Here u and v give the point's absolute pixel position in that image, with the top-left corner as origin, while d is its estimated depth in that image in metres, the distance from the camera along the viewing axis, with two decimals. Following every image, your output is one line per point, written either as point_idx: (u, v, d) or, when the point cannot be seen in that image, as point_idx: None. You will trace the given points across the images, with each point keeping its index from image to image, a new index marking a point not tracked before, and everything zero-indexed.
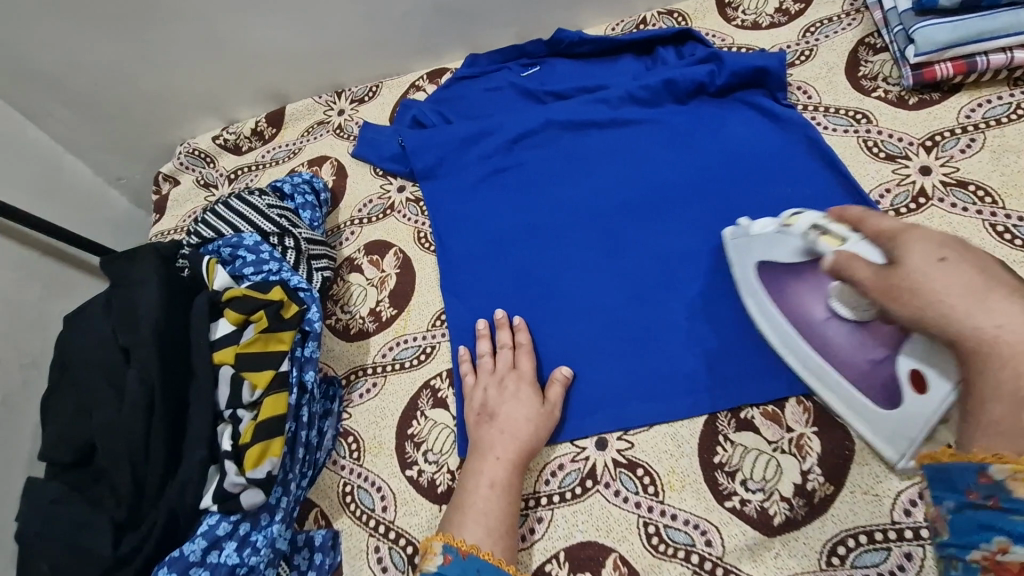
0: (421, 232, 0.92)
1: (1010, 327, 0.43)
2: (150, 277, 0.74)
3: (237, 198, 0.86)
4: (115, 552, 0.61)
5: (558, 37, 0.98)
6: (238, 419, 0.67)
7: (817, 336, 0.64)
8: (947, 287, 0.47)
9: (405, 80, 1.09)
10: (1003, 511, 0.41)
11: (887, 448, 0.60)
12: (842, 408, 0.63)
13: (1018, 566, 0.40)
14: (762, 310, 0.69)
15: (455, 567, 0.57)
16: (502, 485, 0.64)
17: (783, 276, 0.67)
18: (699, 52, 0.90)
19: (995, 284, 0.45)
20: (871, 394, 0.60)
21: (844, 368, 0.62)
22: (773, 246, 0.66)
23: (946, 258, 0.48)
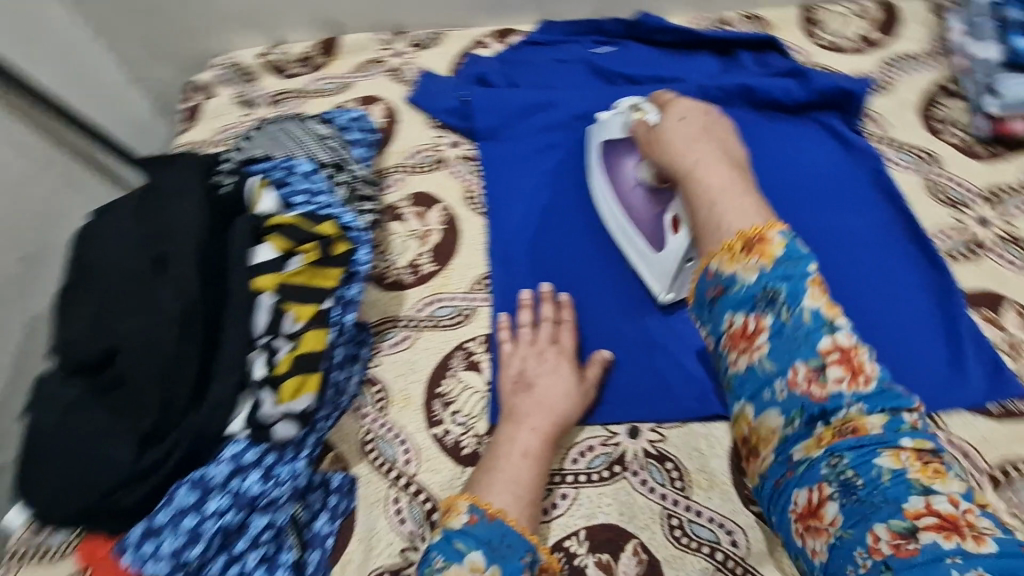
0: (471, 192, 0.90)
1: (706, 164, 0.65)
2: (193, 190, 0.71)
3: (289, 124, 0.82)
4: (137, 464, 0.58)
5: (641, 20, 0.97)
6: (274, 348, 0.64)
7: (625, 198, 0.80)
8: (674, 136, 0.70)
9: (472, 33, 1.06)
10: (727, 291, 0.56)
11: (656, 284, 0.76)
12: (633, 255, 0.79)
13: (745, 331, 0.55)
14: (596, 182, 0.84)
15: (482, 528, 0.57)
16: (535, 454, 0.63)
17: (613, 154, 0.82)
18: (781, 65, 0.91)
19: (706, 135, 0.69)
20: (650, 241, 0.77)
21: (638, 223, 0.78)
22: (605, 129, 0.82)
23: (685, 119, 0.71)
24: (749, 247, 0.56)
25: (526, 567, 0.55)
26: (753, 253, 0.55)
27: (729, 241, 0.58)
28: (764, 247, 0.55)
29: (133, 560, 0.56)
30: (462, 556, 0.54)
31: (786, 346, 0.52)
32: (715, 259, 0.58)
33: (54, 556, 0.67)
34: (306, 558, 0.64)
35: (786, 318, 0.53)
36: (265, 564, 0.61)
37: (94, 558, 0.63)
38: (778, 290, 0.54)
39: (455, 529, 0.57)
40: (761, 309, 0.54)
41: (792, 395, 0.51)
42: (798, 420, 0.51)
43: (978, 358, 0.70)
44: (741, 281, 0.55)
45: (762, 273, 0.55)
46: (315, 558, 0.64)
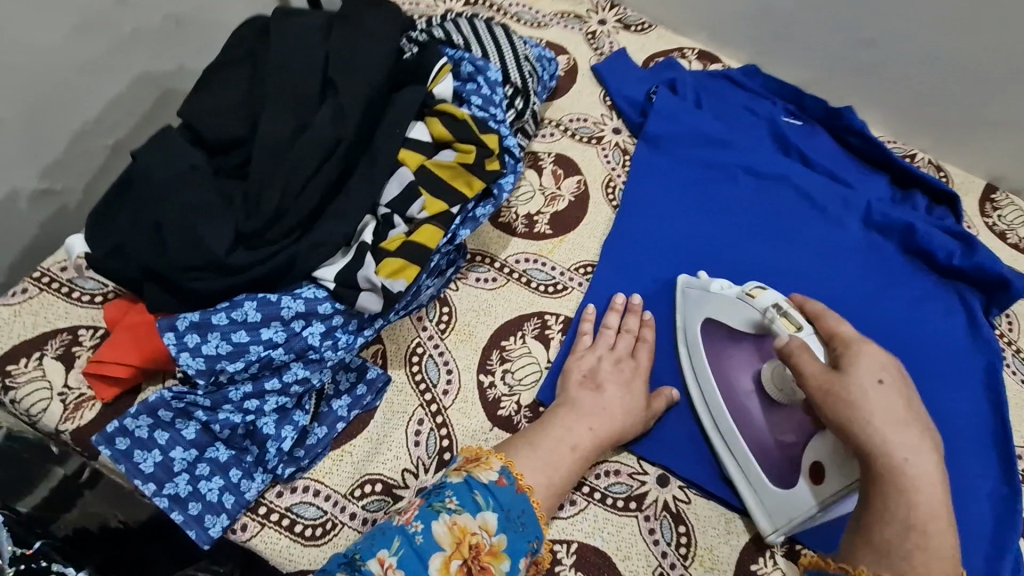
0: (611, 181, 0.87)
1: (914, 457, 0.53)
2: (386, 41, 0.69)
3: (495, 25, 0.78)
4: (225, 257, 0.55)
5: (842, 113, 0.93)
6: (391, 223, 0.62)
7: (741, 405, 0.67)
8: (878, 405, 0.55)
9: (677, 41, 1.05)
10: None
11: (765, 522, 0.64)
12: (737, 474, 0.66)
13: None
14: (697, 367, 0.71)
15: (507, 493, 0.55)
16: (582, 452, 0.61)
17: (722, 340, 0.70)
18: (952, 224, 0.87)
19: (906, 412, 0.56)
20: (769, 473, 0.65)
21: (753, 442, 0.66)
22: (723, 309, 0.69)
23: (881, 380, 0.57)
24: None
25: (530, 552, 0.53)
26: None
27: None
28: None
29: (170, 345, 0.54)
30: (477, 510, 0.53)
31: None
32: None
33: (82, 299, 0.66)
34: (311, 429, 0.61)
35: None
36: (278, 415, 0.59)
37: (119, 323, 0.61)
38: None
39: (479, 480, 0.55)
40: None
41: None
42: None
43: None
44: None
45: None
46: (319, 433, 0.61)
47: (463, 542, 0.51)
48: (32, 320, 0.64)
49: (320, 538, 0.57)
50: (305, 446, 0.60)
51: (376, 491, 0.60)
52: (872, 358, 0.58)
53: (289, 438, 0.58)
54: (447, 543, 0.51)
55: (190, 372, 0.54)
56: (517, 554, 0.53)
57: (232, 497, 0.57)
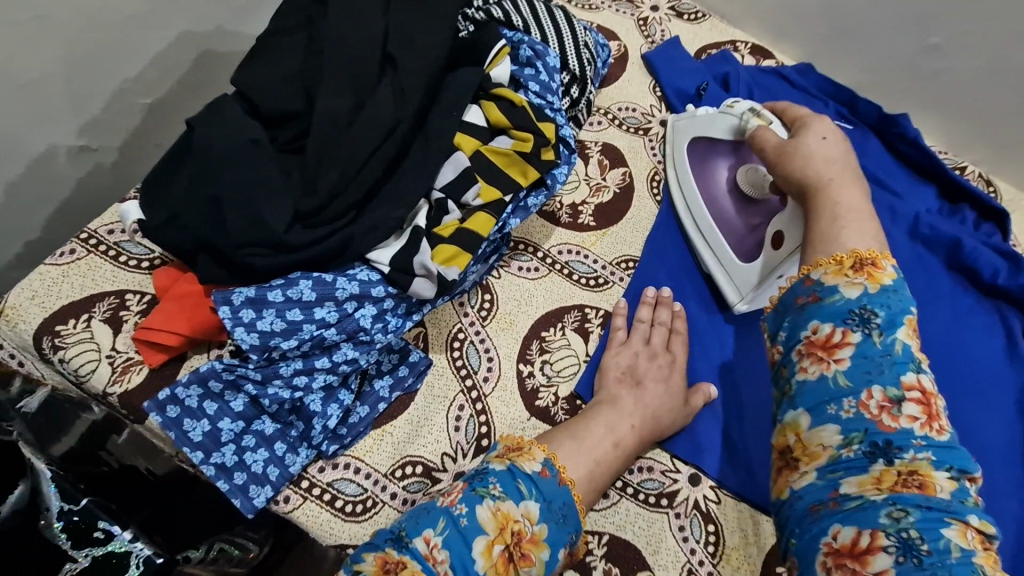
0: (657, 175, 0.86)
1: (849, 189, 0.61)
2: (446, 20, 0.67)
3: (557, 9, 0.76)
4: (284, 235, 0.55)
5: (897, 120, 0.92)
6: (445, 209, 0.62)
7: (715, 202, 0.80)
8: (821, 152, 0.64)
9: (731, 33, 1.02)
10: (825, 299, 0.52)
11: (733, 293, 0.76)
12: (711, 260, 0.79)
13: (827, 342, 0.51)
14: (681, 177, 0.82)
15: (549, 484, 0.55)
16: (624, 452, 0.62)
17: (705, 150, 0.81)
18: (999, 242, 0.86)
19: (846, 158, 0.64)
20: (736, 251, 0.77)
21: (725, 229, 0.78)
22: (710, 125, 0.78)
23: (826, 135, 0.66)
24: (856, 268, 0.53)
25: (568, 544, 0.54)
26: (861, 273, 0.53)
27: (840, 256, 0.55)
28: (873, 271, 0.53)
29: (225, 319, 0.54)
30: (521, 498, 0.54)
31: (869, 370, 0.49)
32: (821, 270, 0.54)
33: (131, 264, 0.66)
34: (354, 408, 0.62)
35: (874, 340, 0.50)
36: (324, 392, 0.59)
37: (169, 290, 0.62)
38: (874, 314, 0.50)
39: (523, 470, 0.55)
40: (852, 325, 0.50)
41: (859, 416, 0.47)
42: (856, 443, 0.47)
43: None
44: (843, 294, 0.52)
45: (866, 293, 0.52)
46: (362, 412, 0.62)
47: (506, 527, 0.52)
48: (81, 282, 0.64)
49: (360, 515, 0.58)
50: (348, 424, 0.61)
51: (416, 472, 0.61)
52: (821, 123, 0.67)
53: (335, 416, 0.59)
54: (491, 528, 0.52)
55: (244, 346, 0.54)
56: (555, 544, 0.54)
57: (277, 469, 0.58)
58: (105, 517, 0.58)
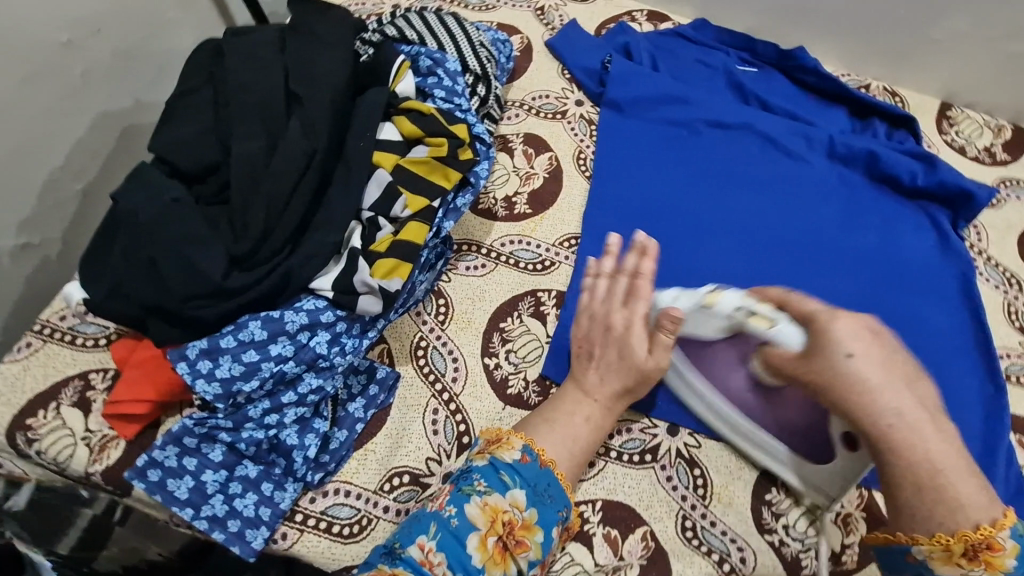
0: (582, 153, 0.89)
1: (909, 412, 0.52)
2: (344, 46, 0.70)
3: (450, 16, 0.79)
4: (223, 282, 0.56)
5: (794, 53, 0.97)
6: (376, 226, 0.64)
7: (731, 394, 0.67)
8: (866, 368, 0.54)
9: (626, 5, 1.06)
10: None
11: (807, 492, 0.65)
12: (768, 460, 0.67)
13: None
14: (686, 386, 0.69)
15: (531, 469, 0.58)
16: (594, 425, 0.63)
17: (697, 347, 0.68)
18: (912, 146, 0.91)
19: (896, 372, 0.54)
20: (794, 449, 0.65)
21: (767, 425, 0.66)
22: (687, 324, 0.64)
23: (854, 349, 0.54)
24: (971, 552, 0.50)
25: (561, 521, 0.57)
26: (976, 562, 0.50)
27: (950, 538, 0.50)
28: (990, 554, 0.49)
29: (185, 374, 0.55)
30: (506, 489, 0.56)
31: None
32: (927, 546, 0.51)
33: (85, 344, 0.66)
34: (333, 434, 0.63)
35: None
36: (298, 425, 0.61)
37: (128, 360, 0.62)
38: None
39: (504, 461, 0.58)
40: None
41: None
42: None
43: (1004, 475, 0.72)
44: None
45: None
46: (341, 436, 0.63)
47: (496, 520, 0.55)
48: (42, 372, 0.65)
49: (358, 534, 0.60)
50: (329, 450, 0.62)
51: (405, 482, 0.63)
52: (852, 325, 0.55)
53: (313, 445, 0.60)
54: (482, 523, 0.54)
55: (208, 397, 0.55)
56: (548, 524, 0.56)
57: (268, 509, 0.59)
58: (156, 546, 0.64)
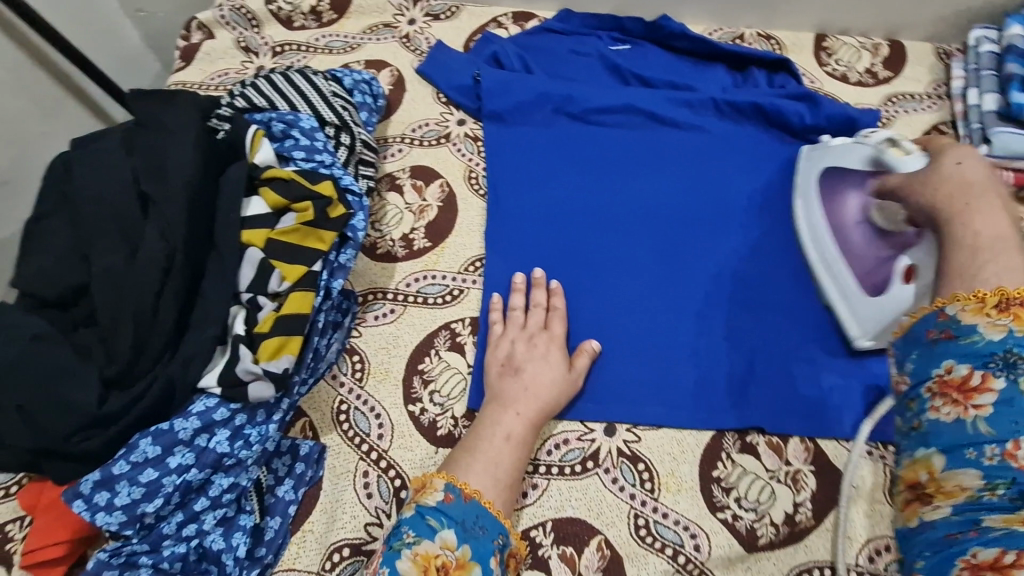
0: (472, 172, 0.88)
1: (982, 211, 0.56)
2: (189, 129, 0.67)
3: (300, 74, 0.79)
4: (99, 409, 0.55)
5: (660, 23, 0.96)
6: (257, 306, 0.62)
7: (842, 231, 0.76)
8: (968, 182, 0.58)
9: (490, 11, 1.04)
10: (959, 339, 0.49)
11: (856, 329, 0.74)
12: (834, 291, 0.76)
13: (963, 383, 0.47)
14: (808, 209, 0.80)
15: (457, 507, 0.56)
16: (517, 438, 0.63)
17: (838, 182, 0.78)
18: (793, 87, 0.91)
19: (992, 198, 0.56)
20: (861, 282, 0.74)
21: (853, 260, 0.75)
22: (842, 155, 0.77)
23: (964, 159, 0.60)
24: (1000, 306, 0.48)
25: (497, 549, 0.55)
26: (1006, 313, 0.47)
27: (981, 291, 0.50)
28: (1018, 311, 0.47)
29: (82, 511, 0.53)
30: (434, 533, 0.54)
31: (1009, 414, 0.45)
32: (956, 301, 0.51)
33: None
34: (265, 524, 0.62)
35: (1020, 386, 0.45)
36: (223, 527, 0.60)
37: (36, 506, 0.60)
38: (1021, 356, 0.46)
39: (428, 506, 0.56)
40: (992, 369, 0.46)
41: (1004, 463, 0.44)
42: (1004, 489, 0.44)
43: None
44: (982, 338, 0.48)
45: (1011, 335, 0.47)
46: (274, 525, 0.62)
47: (430, 569, 0.52)
48: None
49: None
50: (264, 543, 0.61)
51: (346, 555, 0.61)
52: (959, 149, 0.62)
53: (242, 543, 0.59)
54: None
55: (114, 527, 0.54)
56: (484, 557, 0.54)
57: None
58: None
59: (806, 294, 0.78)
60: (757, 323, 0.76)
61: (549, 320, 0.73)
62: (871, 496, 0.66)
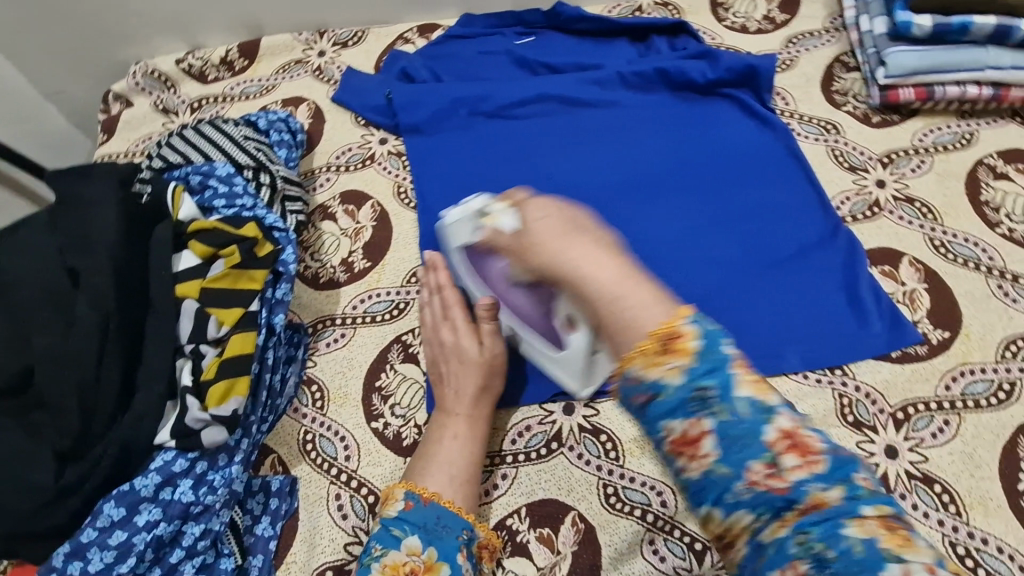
0: (401, 187, 0.90)
1: (596, 262, 0.50)
2: (106, 197, 0.68)
3: (211, 125, 0.81)
4: (58, 482, 0.56)
5: (557, 10, 0.99)
6: (200, 354, 0.64)
7: (506, 300, 0.67)
8: (548, 234, 0.55)
9: (395, 29, 1.07)
10: (657, 396, 0.43)
11: (572, 383, 0.70)
12: (540, 357, 0.70)
13: (691, 440, 0.42)
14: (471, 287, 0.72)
15: (417, 512, 0.60)
16: (465, 436, 0.66)
17: (480, 257, 0.69)
18: (692, 48, 0.94)
19: (578, 229, 0.54)
20: (549, 341, 0.68)
21: (530, 323, 0.68)
22: (459, 232, 0.68)
23: (535, 216, 0.57)
24: (663, 345, 0.44)
25: (463, 544, 0.59)
26: (671, 352, 0.44)
27: (642, 342, 0.45)
28: (677, 344, 0.44)
29: None
30: (399, 542, 0.58)
31: (732, 447, 0.41)
32: (631, 362, 0.44)
33: None
34: (248, 564, 0.63)
35: (725, 414, 0.42)
36: (205, 572, 0.62)
37: None
38: (708, 387, 0.42)
39: (391, 517, 0.59)
40: (696, 412, 0.42)
41: (754, 493, 0.41)
42: (766, 515, 0.41)
43: (877, 311, 0.74)
44: (670, 383, 0.43)
45: (688, 370, 0.43)
46: (257, 563, 0.63)
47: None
48: None
49: None
50: None
51: None
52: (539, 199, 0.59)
53: None
54: None
55: None
56: (450, 554, 0.58)
57: None
58: None
59: (737, 241, 0.81)
60: (694, 279, 0.78)
61: (446, 305, 0.73)
62: (827, 421, 0.68)
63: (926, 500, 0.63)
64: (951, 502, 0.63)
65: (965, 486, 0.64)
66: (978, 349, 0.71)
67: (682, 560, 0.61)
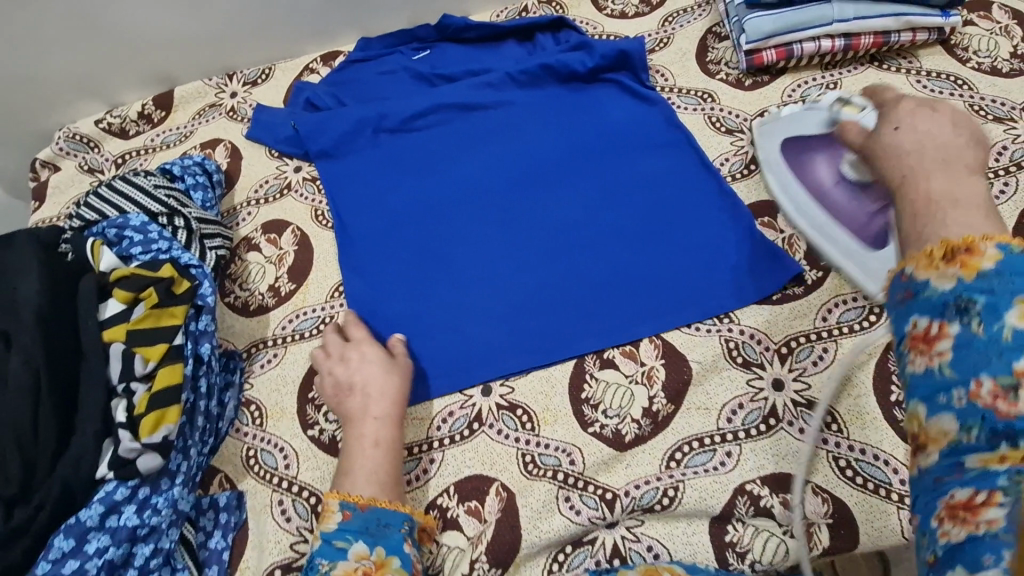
0: (318, 210, 0.95)
1: (933, 181, 0.44)
2: (27, 260, 0.72)
3: (122, 180, 0.87)
4: (8, 523, 0.61)
5: (445, 22, 1.05)
6: (131, 392, 0.68)
7: (826, 194, 0.77)
8: (913, 134, 0.47)
9: (299, 62, 1.12)
10: (918, 293, 0.41)
11: (871, 283, 0.75)
12: (835, 253, 0.78)
13: (934, 337, 0.40)
14: (779, 178, 0.84)
15: (357, 518, 0.63)
16: (384, 443, 0.70)
17: (800, 151, 0.81)
18: (572, 40, 1.00)
19: (955, 137, 0.46)
20: (861, 239, 0.75)
21: (845, 221, 0.76)
22: (800, 124, 0.81)
23: (914, 114, 0.48)
24: (949, 254, 0.40)
25: (405, 535, 0.63)
26: (955, 261, 0.40)
27: (930, 245, 0.41)
28: (968, 256, 0.39)
29: None
30: (346, 551, 0.60)
31: (974, 360, 0.38)
32: (911, 260, 0.42)
33: None
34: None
35: (982, 332, 0.38)
36: None
37: None
38: (976, 301, 0.39)
39: (331, 530, 0.62)
40: (949, 317, 0.39)
41: (973, 405, 0.38)
42: (978, 432, 0.37)
43: (757, 257, 0.81)
44: (936, 286, 0.40)
45: (961, 281, 0.39)
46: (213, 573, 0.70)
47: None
48: None
49: None
50: None
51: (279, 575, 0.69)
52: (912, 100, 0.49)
53: None
54: None
55: None
56: (398, 546, 0.62)
57: None
58: None
59: (629, 213, 0.87)
60: (592, 255, 0.85)
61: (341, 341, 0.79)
62: (718, 366, 0.75)
63: (811, 423, 0.70)
64: (832, 420, 0.70)
65: (842, 405, 0.70)
66: (849, 282, 0.78)
67: (596, 510, 0.68)
